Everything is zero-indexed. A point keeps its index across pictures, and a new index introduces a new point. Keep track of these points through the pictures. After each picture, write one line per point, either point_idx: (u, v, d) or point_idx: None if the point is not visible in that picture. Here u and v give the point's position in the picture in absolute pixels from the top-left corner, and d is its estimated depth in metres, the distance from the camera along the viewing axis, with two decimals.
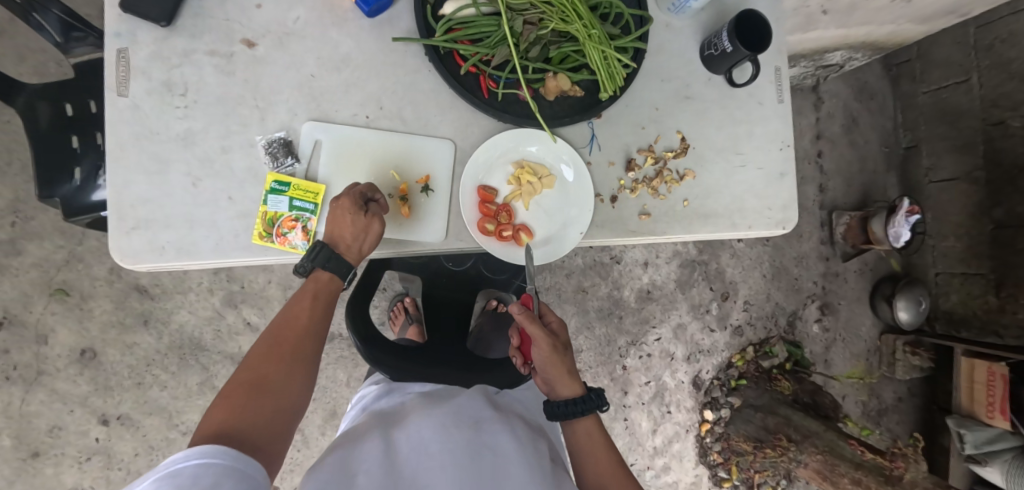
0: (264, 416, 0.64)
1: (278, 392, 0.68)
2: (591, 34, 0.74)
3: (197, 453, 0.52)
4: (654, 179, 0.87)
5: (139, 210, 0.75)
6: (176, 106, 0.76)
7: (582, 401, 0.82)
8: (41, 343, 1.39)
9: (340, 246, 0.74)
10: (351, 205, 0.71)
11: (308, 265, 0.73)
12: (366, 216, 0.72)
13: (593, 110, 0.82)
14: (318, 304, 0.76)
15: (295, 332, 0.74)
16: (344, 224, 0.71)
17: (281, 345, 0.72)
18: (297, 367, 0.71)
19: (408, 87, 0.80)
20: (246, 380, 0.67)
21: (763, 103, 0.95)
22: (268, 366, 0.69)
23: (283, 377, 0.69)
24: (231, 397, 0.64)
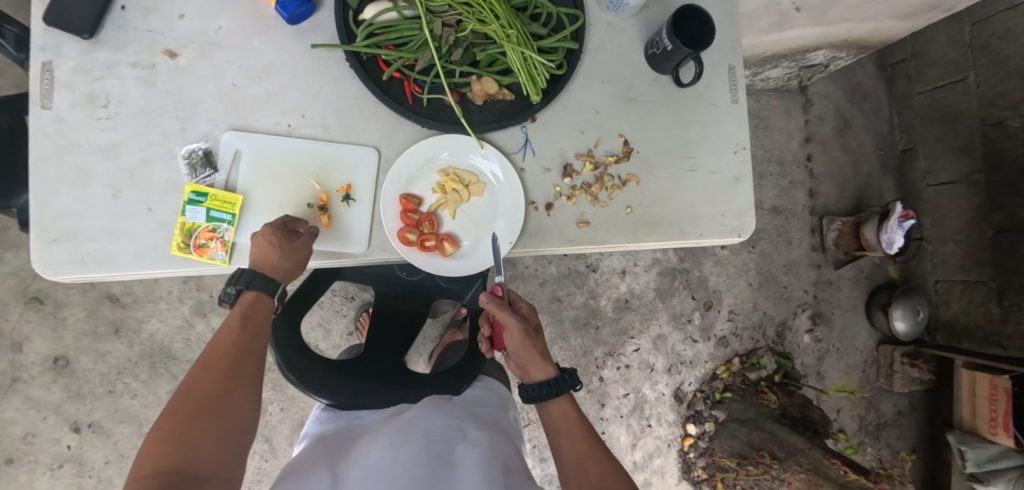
0: (210, 446, 0.59)
1: (220, 414, 0.62)
2: (508, 34, 0.72)
3: None
4: (592, 185, 0.83)
5: (59, 222, 0.75)
6: (98, 118, 0.76)
7: (556, 383, 0.81)
8: (16, 351, 1.42)
9: (265, 267, 0.73)
10: (274, 231, 0.73)
11: (233, 290, 0.74)
12: (292, 242, 0.73)
13: (522, 114, 0.79)
14: (248, 324, 0.72)
15: (231, 347, 0.69)
16: (266, 244, 0.72)
17: (216, 363, 0.67)
18: (237, 385, 0.66)
19: (333, 94, 0.79)
20: (182, 408, 0.61)
21: (716, 104, 0.90)
22: (205, 389, 0.64)
23: (223, 398, 0.64)
24: (170, 429, 0.59)
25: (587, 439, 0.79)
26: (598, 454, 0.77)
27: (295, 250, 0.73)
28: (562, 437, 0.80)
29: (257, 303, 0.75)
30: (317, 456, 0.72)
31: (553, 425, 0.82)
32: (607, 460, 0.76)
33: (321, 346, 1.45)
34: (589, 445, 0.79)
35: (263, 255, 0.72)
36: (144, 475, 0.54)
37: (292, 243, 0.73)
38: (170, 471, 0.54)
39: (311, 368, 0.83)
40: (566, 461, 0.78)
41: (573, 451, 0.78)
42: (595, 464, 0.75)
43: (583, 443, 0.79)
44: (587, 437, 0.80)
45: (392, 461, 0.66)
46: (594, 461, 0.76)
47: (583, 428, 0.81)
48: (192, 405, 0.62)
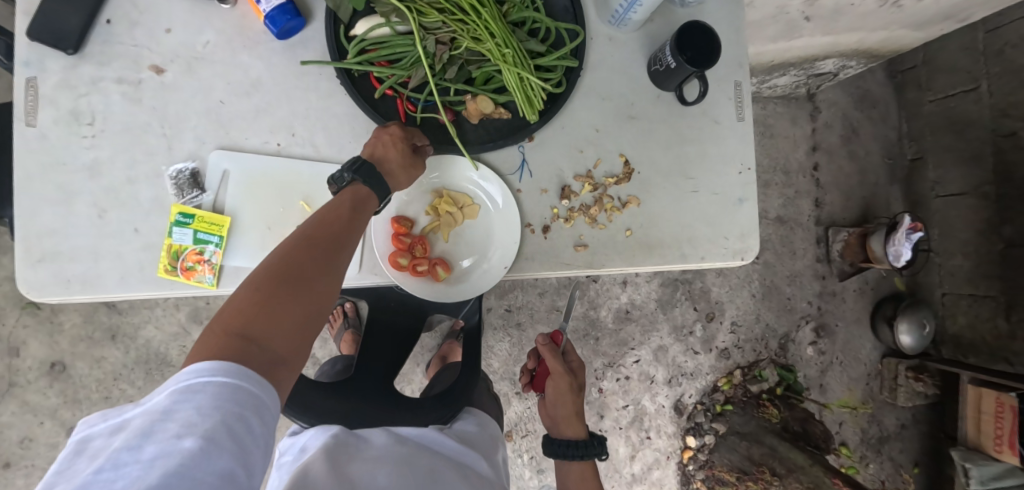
0: (286, 330, 0.54)
1: (303, 301, 0.56)
2: (504, 54, 0.69)
3: (218, 369, 0.46)
4: (591, 207, 0.81)
5: (44, 242, 0.73)
6: (83, 136, 0.74)
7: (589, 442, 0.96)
8: (13, 355, 1.41)
9: (384, 169, 0.70)
10: (401, 136, 0.71)
11: (349, 178, 0.67)
12: (413, 157, 0.71)
13: (518, 134, 0.76)
14: (355, 217, 0.66)
15: (328, 234, 0.62)
16: (392, 146, 0.70)
17: (318, 244, 0.61)
18: (324, 276, 0.60)
19: (322, 112, 0.78)
20: (279, 278, 0.56)
21: (719, 121, 0.87)
22: (293, 269, 0.57)
23: (307, 285, 0.57)
24: (252, 300, 0.53)
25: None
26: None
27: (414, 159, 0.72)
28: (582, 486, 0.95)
29: (365, 201, 0.68)
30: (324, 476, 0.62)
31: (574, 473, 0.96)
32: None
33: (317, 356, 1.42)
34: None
35: (388, 155, 0.70)
36: (217, 340, 0.49)
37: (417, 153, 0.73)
38: (241, 344, 0.50)
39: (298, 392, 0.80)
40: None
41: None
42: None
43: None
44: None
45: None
46: None
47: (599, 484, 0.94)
48: (277, 281, 0.56)
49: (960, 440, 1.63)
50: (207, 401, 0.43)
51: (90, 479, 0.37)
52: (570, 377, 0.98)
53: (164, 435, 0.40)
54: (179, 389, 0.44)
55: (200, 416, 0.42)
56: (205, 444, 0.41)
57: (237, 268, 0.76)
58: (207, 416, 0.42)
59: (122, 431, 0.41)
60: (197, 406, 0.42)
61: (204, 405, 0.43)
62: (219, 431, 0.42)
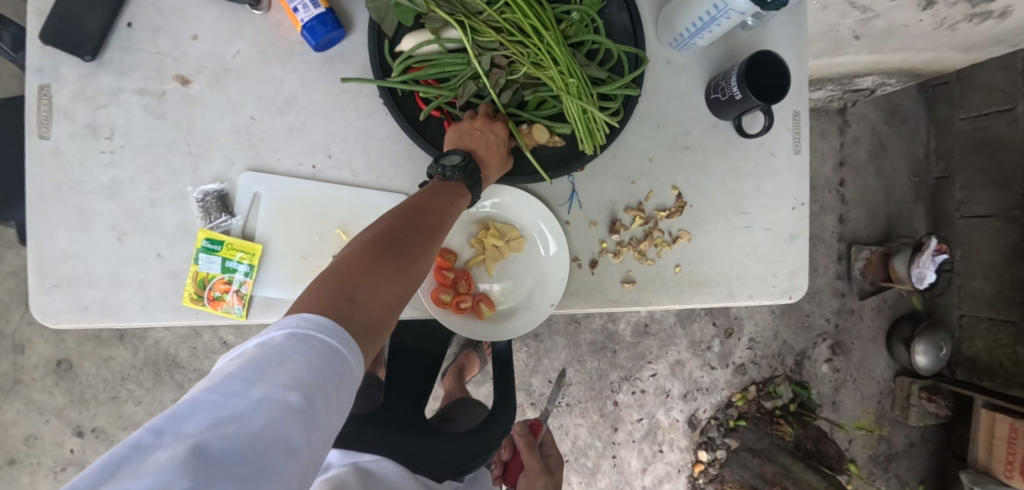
0: (384, 301, 0.50)
1: (401, 275, 0.52)
2: (568, 82, 0.64)
3: (324, 325, 0.42)
4: (641, 242, 0.78)
5: (60, 267, 0.70)
6: (101, 151, 0.70)
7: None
8: (18, 352, 1.41)
9: (484, 169, 0.67)
10: (505, 137, 0.67)
11: (458, 177, 0.62)
12: (508, 163, 0.69)
13: (574, 164, 0.71)
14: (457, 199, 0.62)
15: (433, 210, 0.59)
16: (497, 146, 0.66)
17: (424, 220, 0.57)
18: (423, 253, 0.56)
19: (360, 132, 0.72)
20: (387, 245, 0.52)
21: (775, 154, 0.84)
22: (397, 241, 0.53)
23: (407, 259, 0.53)
24: (355, 264, 0.50)
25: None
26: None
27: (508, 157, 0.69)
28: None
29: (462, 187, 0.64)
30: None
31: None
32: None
33: None
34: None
35: (489, 155, 0.66)
36: (320, 295, 0.46)
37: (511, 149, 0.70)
38: (341, 303, 0.46)
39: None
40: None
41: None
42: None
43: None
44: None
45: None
46: None
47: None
48: (382, 249, 0.52)
49: (970, 462, 1.64)
50: (313, 359, 0.40)
51: (201, 397, 0.35)
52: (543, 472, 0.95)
53: (272, 379, 0.37)
54: (288, 333, 0.41)
55: (309, 373, 0.39)
56: (306, 407, 0.38)
57: (268, 299, 0.72)
58: (316, 377, 0.39)
59: (235, 358, 0.39)
60: (304, 360, 0.39)
61: (313, 363, 0.40)
62: (320, 396, 0.39)
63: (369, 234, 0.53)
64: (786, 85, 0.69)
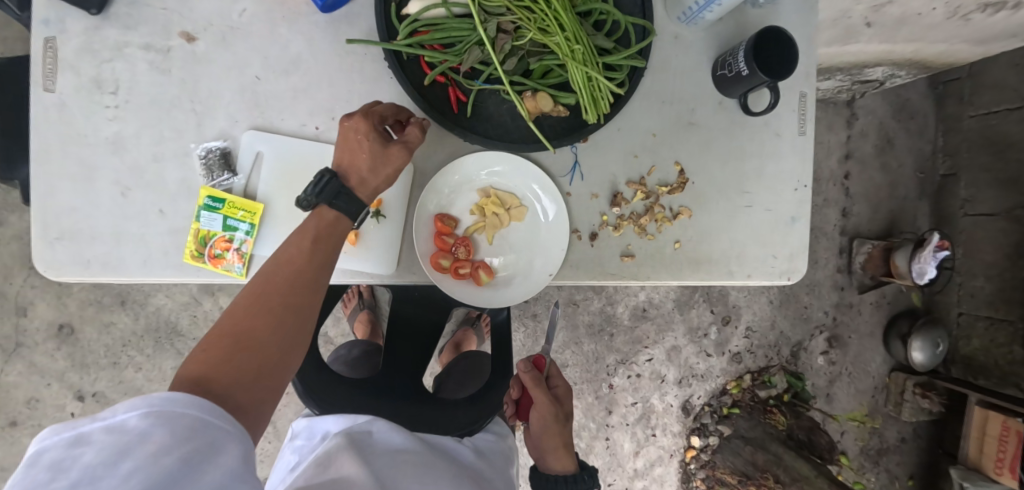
0: (251, 367, 0.54)
1: (268, 347, 0.56)
2: (574, 49, 0.63)
3: (176, 405, 0.45)
4: (642, 216, 0.78)
5: (63, 221, 0.71)
6: (105, 106, 0.71)
7: (582, 473, 0.85)
8: (21, 315, 1.43)
9: (352, 179, 0.65)
10: (371, 135, 0.64)
11: (310, 199, 0.62)
12: (388, 159, 0.65)
13: (577, 135, 0.71)
14: (326, 242, 0.62)
15: (296, 260, 0.60)
16: (360, 145, 0.64)
17: (287, 275, 0.60)
18: (294, 317, 0.59)
19: (365, 96, 0.72)
20: (243, 317, 0.56)
21: (780, 134, 0.83)
22: (260, 317, 0.56)
23: (272, 329, 0.56)
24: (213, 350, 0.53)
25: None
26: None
27: (386, 156, 0.65)
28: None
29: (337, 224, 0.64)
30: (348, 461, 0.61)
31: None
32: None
33: (331, 335, 1.37)
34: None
35: (353, 163, 0.64)
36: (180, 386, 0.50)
37: (388, 146, 0.65)
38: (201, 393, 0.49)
39: (318, 389, 0.79)
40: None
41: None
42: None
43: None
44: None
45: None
46: None
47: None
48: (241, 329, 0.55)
49: (961, 459, 1.65)
50: (179, 430, 0.44)
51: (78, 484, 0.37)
52: (553, 405, 0.85)
53: (145, 449, 0.41)
54: (143, 414, 0.43)
55: (180, 436, 0.43)
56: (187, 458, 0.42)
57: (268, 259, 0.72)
58: (179, 444, 0.43)
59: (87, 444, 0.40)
60: (171, 431, 0.43)
61: (179, 431, 0.43)
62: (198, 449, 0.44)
63: (231, 312, 0.56)
64: (792, 62, 0.68)
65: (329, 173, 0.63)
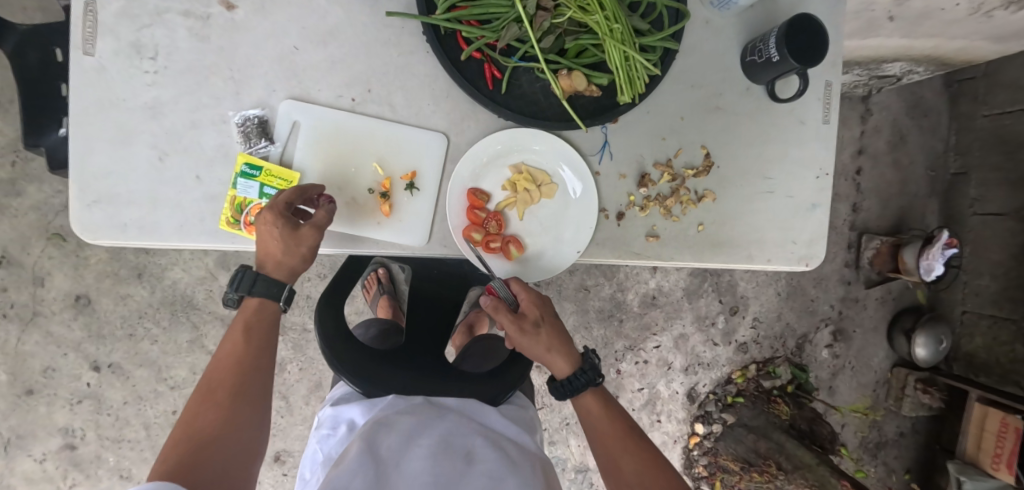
0: (220, 467, 0.59)
1: (226, 442, 0.62)
2: (613, 28, 0.63)
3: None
4: (668, 198, 0.79)
5: (100, 184, 0.72)
6: (145, 71, 0.71)
7: (579, 372, 0.73)
8: (38, 285, 1.45)
9: (268, 264, 0.69)
10: (281, 229, 0.66)
11: (235, 295, 0.69)
12: (296, 249, 0.67)
13: (608, 115, 0.73)
14: (255, 332, 0.70)
15: (227, 366, 0.67)
16: (270, 237, 0.66)
17: (222, 381, 0.66)
18: (241, 410, 0.65)
19: (401, 69, 0.73)
20: (195, 433, 0.61)
21: (804, 122, 0.85)
22: (209, 420, 0.62)
23: (225, 425, 0.63)
24: (171, 462, 0.57)
25: (620, 427, 0.74)
26: (637, 449, 0.72)
27: (295, 240, 0.66)
28: (597, 419, 0.75)
29: (263, 309, 0.71)
30: (356, 466, 0.60)
31: (587, 412, 0.76)
32: (637, 452, 0.71)
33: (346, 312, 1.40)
34: (624, 433, 0.74)
35: (268, 250, 0.68)
36: None
37: (297, 233, 0.66)
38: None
39: (339, 355, 0.80)
40: (601, 437, 0.74)
41: (609, 436, 0.74)
42: (631, 461, 0.70)
43: (617, 424, 0.74)
44: (622, 423, 0.75)
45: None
46: (628, 456, 0.72)
47: (608, 408, 0.76)
48: (194, 437, 0.60)
49: (958, 453, 1.65)
50: None
51: None
52: (521, 328, 0.71)
53: None
54: None
55: None
56: None
57: None
58: None
59: None
60: None
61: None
62: None
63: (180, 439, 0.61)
64: (821, 52, 0.69)
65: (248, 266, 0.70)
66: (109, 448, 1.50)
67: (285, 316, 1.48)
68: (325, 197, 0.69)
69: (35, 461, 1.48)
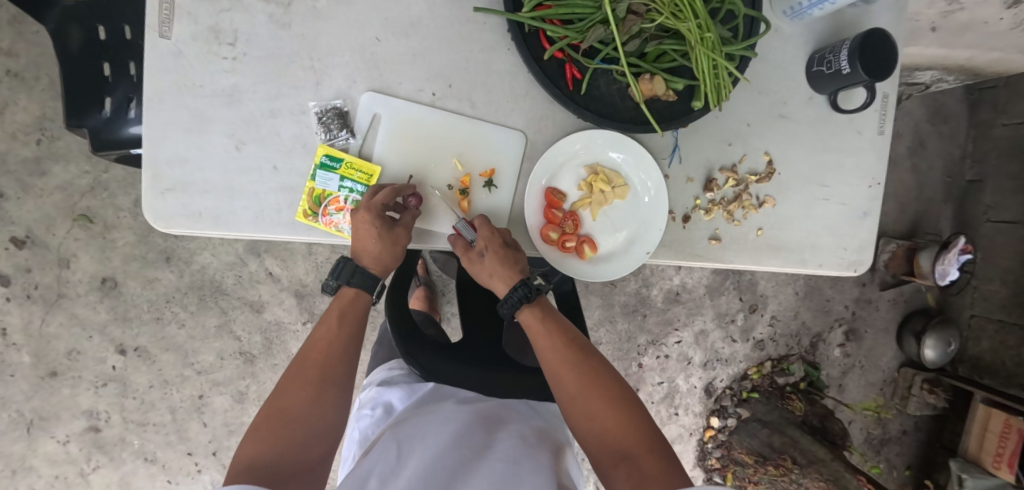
0: (297, 444, 0.66)
1: (304, 421, 0.68)
2: (704, 37, 0.65)
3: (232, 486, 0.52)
4: (731, 202, 0.82)
5: (173, 170, 0.71)
6: (223, 57, 0.71)
7: (512, 290, 0.74)
8: (63, 267, 1.42)
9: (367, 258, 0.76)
10: (378, 226, 0.71)
11: (334, 283, 0.80)
12: (391, 236, 0.72)
13: (682, 120, 0.74)
14: (347, 322, 0.78)
15: (319, 351, 0.75)
16: (366, 233, 0.71)
17: (312, 365, 0.73)
18: (326, 392, 0.71)
19: (482, 65, 0.74)
20: (280, 407, 0.68)
21: (861, 132, 0.86)
22: (297, 393, 0.70)
23: (308, 405, 0.69)
24: (265, 427, 0.66)
25: (561, 343, 0.74)
26: (577, 363, 0.71)
27: (390, 240, 0.73)
28: (538, 338, 0.75)
29: (356, 300, 0.81)
30: (380, 454, 0.65)
31: (530, 330, 0.76)
32: (577, 363, 0.71)
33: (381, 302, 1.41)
34: (565, 348, 0.73)
35: (364, 246, 0.73)
36: (239, 471, 0.61)
37: (390, 233, 0.72)
38: (267, 463, 0.62)
39: (413, 351, 0.87)
40: (544, 354, 0.74)
41: (550, 354, 0.73)
42: (575, 371, 0.70)
43: (559, 339, 0.74)
44: (563, 338, 0.74)
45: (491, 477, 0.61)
46: (573, 367, 0.71)
47: (548, 324, 0.75)
48: (285, 406, 0.68)
49: (960, 452, 1.70)
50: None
51: None
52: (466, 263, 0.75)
53: None
54: None
55: None
56: None
57: None
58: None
59: None
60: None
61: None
62: None
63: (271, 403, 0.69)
64: (889, 70, 0.70)
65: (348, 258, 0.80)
66: (133, 431, 1.49)
67: (315, 303, 1.52)
68: (412, 198, 0.72)
69: (58, 443, 1.46)
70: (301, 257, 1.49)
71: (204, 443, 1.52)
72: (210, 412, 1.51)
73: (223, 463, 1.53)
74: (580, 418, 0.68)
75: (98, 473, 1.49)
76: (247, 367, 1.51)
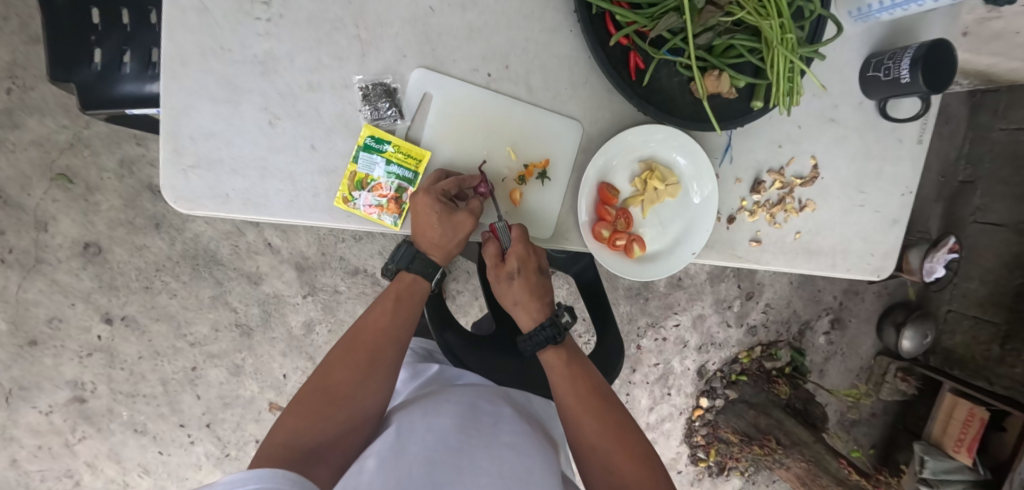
0: (330, 430, 0.62)
1: (342, 407, 0.65)
2: (784, 37, 0.64)
3: (256, 476, 0.43)
4: (775, 206, 0.82)
5: (199, 146, 0.66)
6: (256, 19, 0.66)
7: (541, 328, 0.80)
8: (40, 230, 1.32)
9: (425, 243, 0.76)
10: (440, 210, 0.71)
11: (393, 268, 0.80)
12: (453, 219, 0.72)
13: (741, 120, 0.72)
14: (401, 307, 0.78)
15: (367, 339, 0.73)
16: (427, 218, 0.71)
17: (359, 349, 0.72)
18: (370, 377, 0.69)
19: (543, 47, 0.74)
20: (320, 394, 0.66)
21: (902, 141, 0.85)
22: (343, 375, 0.68)
23: (350, 391, 0.67)
24: (306, 405, 0.65)
25: (582, 389, 0.76)
26: (599, 411, 0.73)
27: (453, 224, 0.73)
28: (561, 382, 0.77)
29: (415, 285, 0.80)
30: (382, 441, 0.60)
31: (552, 372, 0.79)
32: (598, 416, 0.73)
33: None
34: (587, 393, 0.76)
35: (426, 234, 0.74)
36: (272, 452, 0.58)
37: (454, 216, 0.72)
38: (301, 444, 0.60)
39: (460, 355, 0.91)
40: (565, 399, 0.76)
41: (572, 399, 0.75)
42: (592, 422, 0.72)
43: (582, 386, 0.76)
44: (586, 384, 0.77)
45: (501, 471, 0.56)
46: (591, 417, 0.73)
47: (571, 366, 0.79)
48: (329, 387, 0.67)
49: (924, 436, 1.79)
50: None
51: None
52: (495, 267, 0.80)
53: None
54: None
55: None
56: None
57: None
58: None
59: None
60: None
61: None
62: None
63: (312, 387, 0.68)
64: (947, 84, 0.69)
65: (410, 242, 0.78)
66: (122, 403, 1.43)
67: (316, 277, 1.47)
68: (482, 187, 0.73)
69: (41, 414, 1.39)
70: (303, 229, 1.44)
71: (197, 416, 1.47)
72: (205, 384, 1.46)
73: (217, 434, 1.49)
74: (597, 466, 0.70)
75: (84, 444, 1.43)
76: (244, 340, 1.46)
